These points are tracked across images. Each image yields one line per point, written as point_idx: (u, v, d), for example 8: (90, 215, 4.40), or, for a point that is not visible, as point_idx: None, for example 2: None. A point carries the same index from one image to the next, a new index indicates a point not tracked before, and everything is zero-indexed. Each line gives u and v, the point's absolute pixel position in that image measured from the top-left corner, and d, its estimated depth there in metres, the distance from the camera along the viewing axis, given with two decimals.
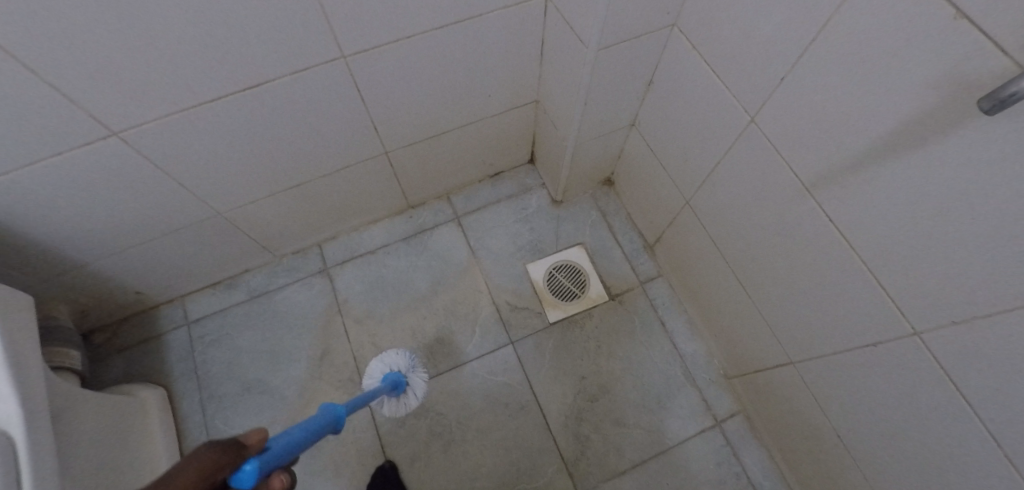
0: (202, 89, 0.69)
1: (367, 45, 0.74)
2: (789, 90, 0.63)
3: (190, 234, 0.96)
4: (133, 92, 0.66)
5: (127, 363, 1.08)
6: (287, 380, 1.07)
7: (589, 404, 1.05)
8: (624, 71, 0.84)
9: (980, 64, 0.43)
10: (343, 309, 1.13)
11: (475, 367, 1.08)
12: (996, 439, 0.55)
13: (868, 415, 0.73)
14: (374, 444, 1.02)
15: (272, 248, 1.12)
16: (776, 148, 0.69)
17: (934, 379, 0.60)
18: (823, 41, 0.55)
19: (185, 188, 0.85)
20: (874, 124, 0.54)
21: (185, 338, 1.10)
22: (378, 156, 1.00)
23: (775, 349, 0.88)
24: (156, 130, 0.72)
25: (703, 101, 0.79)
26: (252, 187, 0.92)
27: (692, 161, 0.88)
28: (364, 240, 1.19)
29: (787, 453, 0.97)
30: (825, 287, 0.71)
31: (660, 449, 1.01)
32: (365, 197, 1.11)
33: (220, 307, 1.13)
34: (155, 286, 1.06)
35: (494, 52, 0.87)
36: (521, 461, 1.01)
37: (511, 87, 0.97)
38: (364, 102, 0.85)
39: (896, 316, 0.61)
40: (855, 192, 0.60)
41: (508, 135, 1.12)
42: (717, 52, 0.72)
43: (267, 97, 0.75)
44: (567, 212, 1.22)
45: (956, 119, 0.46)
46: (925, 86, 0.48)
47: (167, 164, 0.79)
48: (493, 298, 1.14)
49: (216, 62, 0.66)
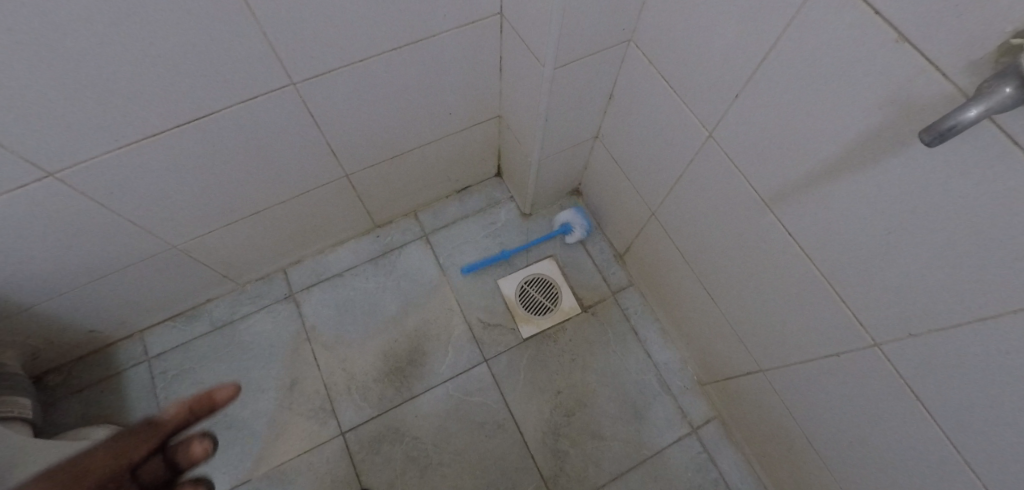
0: (145, 122, 0.66)
1: (318, 71, 0.72)
2: (744, 106, 0.63)
3: (145, 269, 0.93)
4: (68, 131, 0.62)
5: (83, 404, 1.03)
6: (255, 412, 1.04)
7: (566, 418, 1.04)
8: (584, 87, 0.84)
9: (924, 87, 0.43)
10: (311, 335, 1.10)
11: (449, 387, 1.06)
12: (957, 446, 0.56)
13: (835, 420, 0.74)
14: (349, 473, 1.00)
15: (235, 277, 1.09)
16: (735, 163, 0.69)
17: (895, 387, 0.61)
18: (775, 60, 0.55)
19: (135, 222, 0.81)
20: (826, 142, 0.55)
21: (146, 374, 1.06)
22: (338, 180, 0.97)
23: (745, 357, 0.89)
24: (98, 167, 0.69)
25: (662, 115, 0.79)
26: (207, 218, 0.89)
27: (656, 174, 0.88)
28: (331, 262, 1.17)
29: (760, 456, 0.98)
30: (789, 299, 0.71)
31: (639, 460, 1.01)
32: (329, 220, 1.08)
33: (181, 340, 1.09)
34: (110, 323, 1.01)
35: (454, 70, 0.85)
36: (500, 480, 1.00)
37: (472, 104, 0.96)
38: (321, 127, 0.82)
39: (857, 328, 0.62)
40: (810, 207, 0.61)
41: (473, 150, 1.11)
42: (673, 68, 0.72)
43: (216, 127, 0.72)
44: (536, 225, 1.22)
45: (903, 139, 0.47)
46: (873, 107, 0.48)
47: (113, 201, 0.75)
48: (464, 315, 1.13)
49: (158, 94, 0.63)
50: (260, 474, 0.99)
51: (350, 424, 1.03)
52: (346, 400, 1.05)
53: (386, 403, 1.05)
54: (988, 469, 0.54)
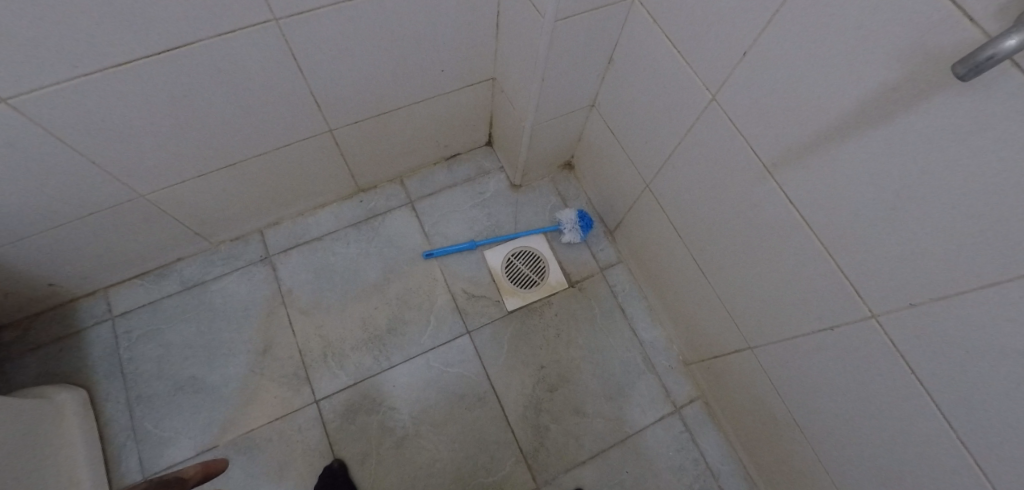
0: (111, 51, 0.60)
1: (303, 8, 0.66)
2: (752, 66, 0.60)
3: (109, 219, 0.87)
4: (22, 53, 0.56)
5: (41, 362, 0.97)
6: (225, 376, 1.00)
7: (549, 393, 1.02)
8: (585, 47, 0.80)
9: (949, 34, 0.40)
10: (287, 299, 1.06)
11: (429, 358, 1.03)
12: (950, 421, 0.55)
13: (824, 397, 0.72)
14: (323, 442, 0.96)
15: (207, 235, 1.03)
16: (737, 127, 0.67)
17: (889, 360, 0.60)
18: (788, 13, 0.52)
19: (99, 165, 0.76)
20: (838, 100, 0.52)
21: (109, 334, 1.01)
22: (322, 135, 0.92)
23: (734, 334, 0.87)
24: (58, 98, 0.62)
25: (665, 79, 0.75)
26: (178, 167, 0.83)
27: (653, 143, 0.86)
28: (311, 225, 1.12)
29: (742, 437, 0.97)
30: (786, 272, 0.69)
31: (620, 438, 1.00)
32: (310, 179, 1.03)
33: (148, 300, 1.04)
34: (70, 277, 0.96)
35: (448, 21, 0.80)
36: (479, 454, 0.97)
37: (465, 62, 0.92)
38: (305, 73, 0.77)
39: (854, 300, 0.61)
40: (814, 172, 0.59)
41: (463, 115, 1.07)
42: (679, 27, 0.68)
43: (189, 63, 0.67)
44: (526, 197, 1.18)
45: (920, 91, 0.44)
46: (891, 59, 0.45)
47: (74, 139, 0.69)
48: (448, 286, 1.09)
49: (122, 20, 0.57)
50: (227, 440, 0.95)
51: (325, 392, 0.99)
52: (321, 368, 1.01)
53: (363, 372, 1.01)
54: (982, 443, 0.53)
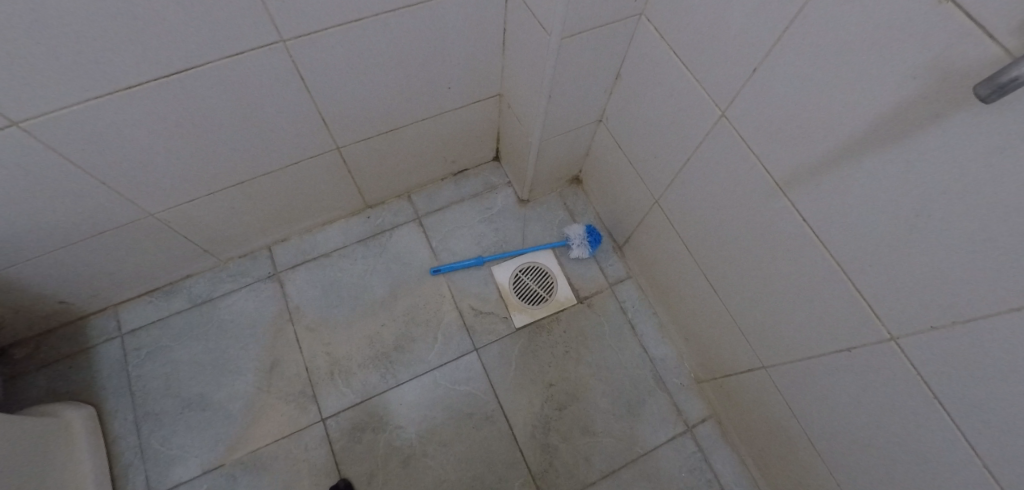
0: (121, 72, 0.61)
1: (310, 29, 0.67)
2: (762, 82, 0.59)
3: (119, 237, 0.88)
4: (31, 76, 0.56)
5: (50, 380, 0.98)
6: (232, 393, 0.99)
7: (557, 412, 1.01)
8: (592, 63, 0.80)
9: (967, 50, 0.39)
10: (294, 316, 1.06)
11: (436, 376, 1.02)
12: (975, 448, 0.53)
13: (842, 419, 0.70)
14: (329, 462, 0.95)
15: (216, 252, 1.04)
16: (748, 144, 0.66)
17: (910, 385, 0.57)
18: (797, 31, 0.52)
19: (107, 184, 0.76)
20: (851, 117, 0.51)
21: (118, 351, 1.01)
22: (329, 152, 0.93)
23: (747, 352, 0.85)
24: (67, 120, 0.63)
25: (673, 95, 0.75)
26: (187, 185, 0.84)
27: (662, 158, 0.85)
28: (318, 241, 1.12)
29: (758, 459, 0.95)
30: (799, 291, 0.68)
31: (631, 458, 0.98)
32: (317, 196, 1.04)
33: (157, 317, 1.04)
34: (81, 295, 0.96)
35: (454, 38, 0.80)
36: (487, 474, 0.96)
37: (472, 79, 0.92)
38: (311, 92, 0.78)
39: (873, 322, 0.59)
40: (828, 191, 0.57)
41: (471, 131, 1.07)
42: (687, 45, 0.68)
43: (197, 83, 0.67)
44: (533, 212, 1.18)
45: (938, 110, 0.43)
46: (906, 78, 0.44)
47: (84, 159, 0.70)
48: (456, 302, 1.08)
49: (132, 42, 0.58)
50: (234, 459, 0.95)
51: (332, 410, 0.98)
52: (328, 386, 1.00)
53: (369, 390, 1.00)
54: (1009, 473, 0.50)
